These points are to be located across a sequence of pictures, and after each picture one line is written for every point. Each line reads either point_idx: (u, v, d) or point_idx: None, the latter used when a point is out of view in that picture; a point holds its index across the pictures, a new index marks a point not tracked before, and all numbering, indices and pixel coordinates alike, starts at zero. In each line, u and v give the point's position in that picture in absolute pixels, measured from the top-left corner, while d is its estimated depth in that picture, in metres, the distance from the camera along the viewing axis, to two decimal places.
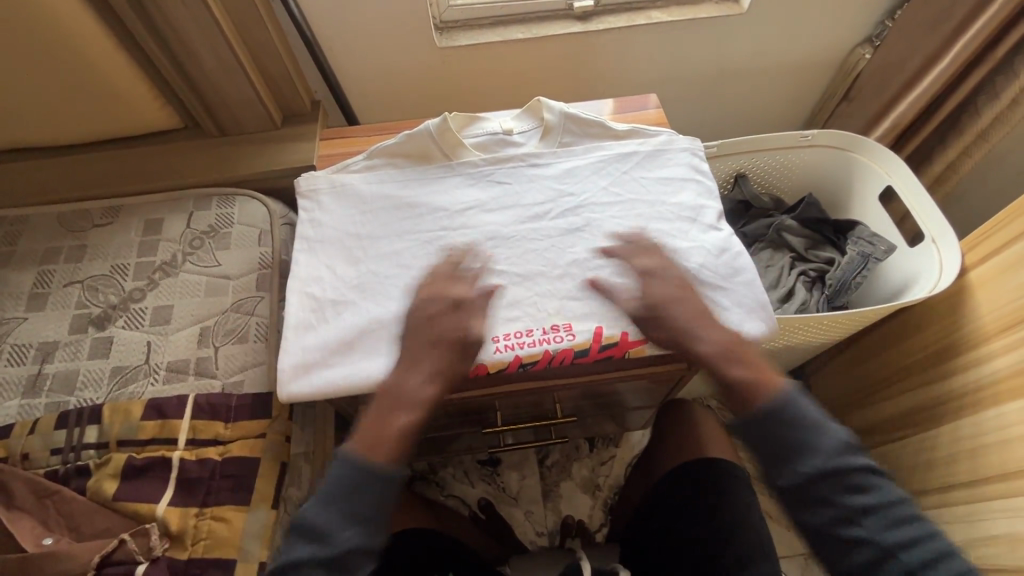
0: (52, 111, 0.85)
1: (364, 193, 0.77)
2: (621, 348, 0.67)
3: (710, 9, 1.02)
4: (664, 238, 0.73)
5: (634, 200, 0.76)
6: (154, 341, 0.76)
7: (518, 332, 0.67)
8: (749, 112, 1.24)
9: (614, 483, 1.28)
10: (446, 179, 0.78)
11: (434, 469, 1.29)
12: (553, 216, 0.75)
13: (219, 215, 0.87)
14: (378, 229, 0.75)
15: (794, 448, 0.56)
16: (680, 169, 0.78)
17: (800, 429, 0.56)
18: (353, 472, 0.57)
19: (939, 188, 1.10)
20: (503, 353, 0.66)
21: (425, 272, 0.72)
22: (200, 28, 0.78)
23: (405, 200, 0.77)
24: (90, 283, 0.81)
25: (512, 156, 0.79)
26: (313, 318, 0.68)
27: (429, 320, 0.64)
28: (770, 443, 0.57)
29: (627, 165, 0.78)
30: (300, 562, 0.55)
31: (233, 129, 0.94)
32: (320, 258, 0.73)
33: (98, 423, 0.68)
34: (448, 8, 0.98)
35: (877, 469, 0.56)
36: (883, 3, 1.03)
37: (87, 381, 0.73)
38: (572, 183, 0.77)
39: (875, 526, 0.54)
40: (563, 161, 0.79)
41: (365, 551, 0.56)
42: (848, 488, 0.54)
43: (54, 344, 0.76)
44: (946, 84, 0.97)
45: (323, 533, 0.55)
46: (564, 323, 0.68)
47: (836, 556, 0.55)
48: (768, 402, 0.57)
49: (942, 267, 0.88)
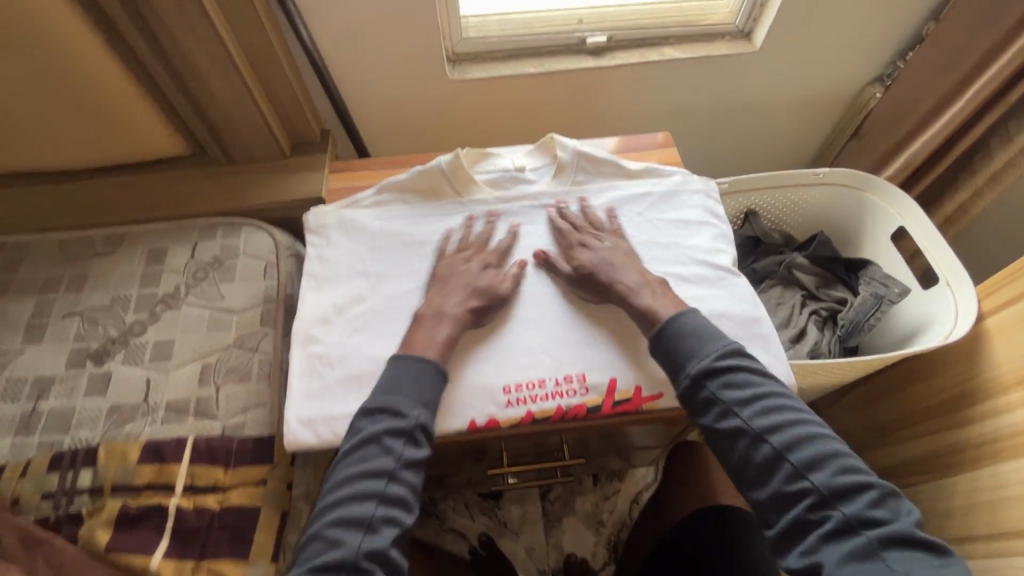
0: (59, 137, 0.84)
1: (373, 229, 0.76)
2: (635, 403, 0.66)
3: (723, 46, 1.02)
4: (678, 284, 0.72)
5: (649, 243, 0.75)
6: (154, 378, 0.74)
7: (531, 383, 0.66)
8: (758, 147, 1.24)
9: (618, 519, 1.25)
10: (457, 217, 0.77)
11: (434, 502, 1.25)
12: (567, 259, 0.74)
13: (225, 246, 0.86)
14: (387, 268, 0.73)
15: (678, 356, 0.64)
16: (694, 212, 0.77)
17: (692, 341, 0.64)
18: (415, 362, 0.64)
19: (950, 228, 1.09)
20: (515, 407, 0.65)
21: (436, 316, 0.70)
22: (212, 58, 0.78)
23: (416, 237, 0.75)
24: (90, 314, 0.79)
25: (524, 195, 0.78)
26: (320, 362, 0.67)
27: (465, 269, 0.72)
28: (664, 358, 0.65)
29: (642, 206, 0.78)
30: (384, 432, 0.60)
31: (241, 158, 0.94)
32: (328, 297, 0.71)
33: (93, 466, 0.66)
34: (461, 41, 0.98)
35: (754, 368, 0.64)
36: (894, 43, 1.03)
37: (82, 420, 0.71)
38: (586, 225, 0.77)
39: (767, 430, 0.60)
40: (576, 200, 0.78)
41: (433, 426, 0.62)
42: (720, 385, 0.62)
43: (50, 379, 0.74)
44: (959, 126, 0.97)
45: (399, 409, 0.61)
46: (579, 373, 0.67)
47: (725, 449, 0.62)
48: (664, 325, 0.65)
49: (957, 314, 0.86)
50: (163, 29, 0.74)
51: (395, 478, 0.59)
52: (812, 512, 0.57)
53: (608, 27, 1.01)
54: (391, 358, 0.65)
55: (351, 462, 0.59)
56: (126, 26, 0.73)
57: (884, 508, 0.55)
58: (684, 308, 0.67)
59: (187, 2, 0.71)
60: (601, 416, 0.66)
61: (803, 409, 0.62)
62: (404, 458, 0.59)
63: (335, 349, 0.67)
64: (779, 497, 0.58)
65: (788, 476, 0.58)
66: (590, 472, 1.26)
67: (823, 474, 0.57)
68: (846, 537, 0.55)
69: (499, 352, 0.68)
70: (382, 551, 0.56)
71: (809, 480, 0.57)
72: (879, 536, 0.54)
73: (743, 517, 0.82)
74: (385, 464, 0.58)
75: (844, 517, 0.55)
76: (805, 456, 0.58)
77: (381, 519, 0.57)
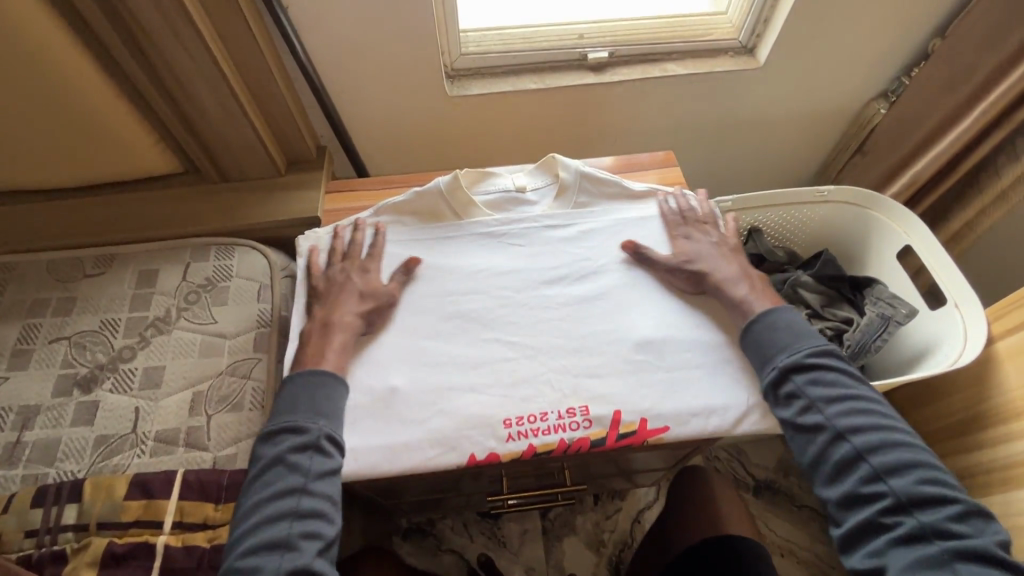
0: (47, 155, 0.82)
1: (368, 254, 0.74)
2: (640, 436, 0.63)
3: (726, 62, 1.00)
4: (681, 307, 0.71)
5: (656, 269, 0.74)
6: (143, 407, 0.71)
7: (532, 415, 0.64)
8: (760, 161, 1.22)
9: (619, 539, 1.23)
10: (457, 240, 0.76)
11: (432, 522, 1.23)
12: (568, 284, 0.73)
13: (218, 267, 0.83)
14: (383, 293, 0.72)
15: (769, 348, 0.65)
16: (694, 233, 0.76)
17: (783, 335, 0.65)
18: (310, 379, 0.63)
19: (956, 246, 1.07)
20: (516, 441, 0.63)
21: (434, 342, 0.68)
22: (204, 77, 0.76)
23: (413, 261, 0.74)
24: (77, 339, 0.77)
25: (526, 216, 0.77)
26: None
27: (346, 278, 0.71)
28: (752, 348, 0.66)
29: (646, 229, 0.77)
30: (285, 452, 0.59)
31: (236, 176, 0.92)
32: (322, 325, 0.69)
33: (79, 501, 0.64)
34: (460, 57, 0.96)
35: (845, 372, 0.64)
36: (900, 59, 1.02)
37: (68, 452, 0.69)
38: (588, 248, 0.75)
39: (851, 430, 0.60)
40: (579, 223, 0.77)
41: (337, 436, 0.61)
42: (807, 381, 0.63)
43: (35, 408, 0.72)
44: (966, 144, 0.95)
45: (296, 426, 0.60)
46: (581, 407, 0.64)
47: (800, 443, 0.62)
48: (755, 317, 0.67)
49: (966, 337, 0.84)
50: (155, 48, 0.72)
51: (311, 491, 0.57)
52: (887, 516, 0.57)
53: (610, 42, 0.99)
54: (287, 379, 0.64)
55: (260, 488, 0.58)
56: (116, 44, 0.71)
57: (966, 524, 0.55)
58: (777, 304, 0.68)
59: (179, 22, 0.69)
60: (605, 450, 0.64)
61: (892, 416, 0.62)
62: (313, 470, 0.58)
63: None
64: (852, 496, 0.58)
65: (865, 478, 0.59)
66: (591, 491, 1.24)
67: (904, 479, 0.57)
68: (919, 544, 0.55)
69: (499, 382, 0.66)
70: (303, 568, 0.55)
71: (888, 484, 0.58)
72: (956, 549, 0.54)
73: (754, 550, 0.79)
74: (293, 482, 0.57)
75: (921, 525, 0.56)
76: (887, 460, 0.59)
77: (301, 535, 0.56)
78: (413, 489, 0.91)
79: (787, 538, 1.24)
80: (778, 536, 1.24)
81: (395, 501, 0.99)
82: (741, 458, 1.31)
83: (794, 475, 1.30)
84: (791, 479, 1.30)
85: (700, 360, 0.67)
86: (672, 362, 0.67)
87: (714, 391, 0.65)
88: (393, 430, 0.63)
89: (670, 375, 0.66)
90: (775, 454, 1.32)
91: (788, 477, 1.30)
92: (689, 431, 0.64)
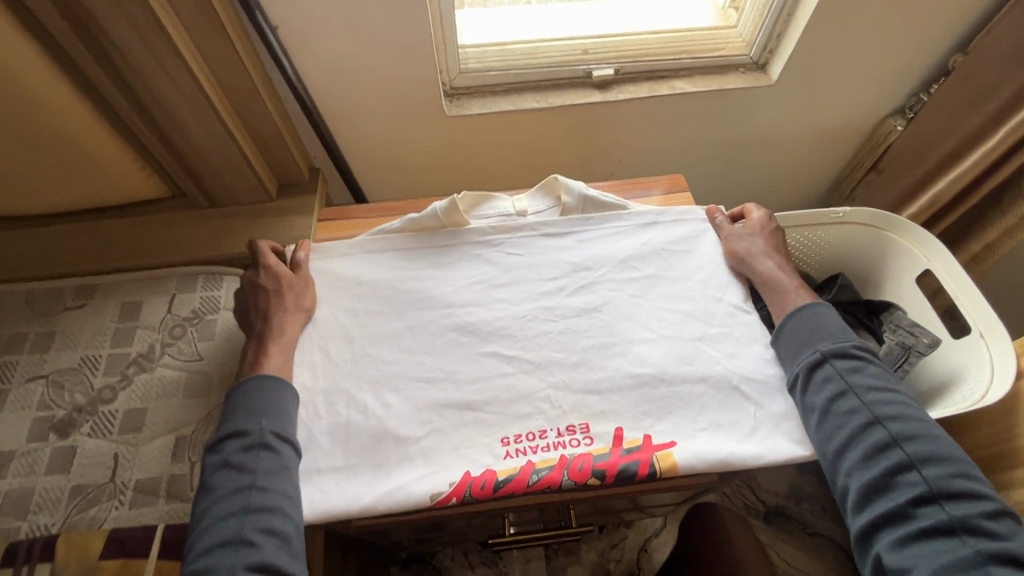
0: (26, 183, 0.78)
1: (361, 272, 0.71)
2: (647, 451, 0.59)
3: (737, 79, 0.96)
4: (690, 330, 0.67)
5: (656, 277, 0.71)
6: (122, 454, 0.67)
7: (531, 433, 0.61)
8: (771, 179, 1.18)
9: (626, 569, 1.19)
10: (453, 259, 0.72)
11: (431, 552, 1.19)
12: (574, 317, 0.68)
13: (205, 299, 0.80)
14: (378, 307, 0.68)
15: (809, 332, 0.63)
16: (704, 250, 0.73)
17: (825, 322, 0.63)
18: (255, 382, 0.60)
19: (976, 268, 1.03)
20: (514, 458, 0.59)
21: (432, 380, 0.64)
22: (188, 101, 0.72)
23: (409, 279, 0.70)
24: (56, 378, 0.73)
25: (523, 225, 0.74)
26: (305, 412, 0.61)
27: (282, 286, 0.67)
28: (791, 330, 0.64)
29: (647, 237, 0.74)
30: (231, 457, 0.56)
31: (224, 201, 0.88)
32: (313, 340, 0.66)
33: (50, 561, 0.59)
34: (459, 74, 0.91)
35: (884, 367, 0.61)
36: (918, 75, 0.98)
37: (42, 504, 0.64)
38: (589, 257, 0.72)
39: (886, 414, 0.57)
40: (582, 235, 0.74)
41: (283, 434, 0.57)
42: (845, 368, 0.60)
43: (8, 455, 0.67)
44: (990, 165, 0.91)
45: (238, 430, 0.57)
46: (582, 423, 0.61)
47: (831, 428, 0.57)
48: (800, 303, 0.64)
49: (993, 370, 0.80)
50: (135, 73, 0.68)
51: (264, 489, 0.54)
52: (919, 510, 0.52)
53: (616, 58, 0.95)
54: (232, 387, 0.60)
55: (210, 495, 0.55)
56: (94, 71, 0.67)
57: (1002, 524, 0.51)
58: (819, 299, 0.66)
59: (161, 46, 0.65)
60: (611, 468, 0.58)
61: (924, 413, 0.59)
62: (263, 469, 0.54)
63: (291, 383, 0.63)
64: (881, 483, 0.54)
65: (897, 466, 0.54)
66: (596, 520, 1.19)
67: (939, 470, 0.53)
68: (952, 542, 0.50)
69: (502, 431, 0.61)
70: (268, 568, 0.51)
71: (920, 475, 0.53)
72: (989, 550, 0.50)
73: None
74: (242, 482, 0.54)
75: (951, 521, 0.51)
76: (921, 450, 0.55)
77: (260, 533, 0.52)
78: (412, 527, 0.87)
79: (799, 567, 1.20)
80: (790, 565, 1.21)
81: (394, 537, 0.95)
82: (751, 484, 1.27)
83: (805, 501, 1.26)
84: (803, 504, 1.27)
85: (708, 375, 0.63)
86: (675, 377, 0.63)
87: (725, 417, 0.61)
88: (388, 473, 0.58)
89: (681, 406, 0.62)
90: (786, 478, 1.28)
91: (799, 502, 1.27)
92: (702, 459, 0.58)
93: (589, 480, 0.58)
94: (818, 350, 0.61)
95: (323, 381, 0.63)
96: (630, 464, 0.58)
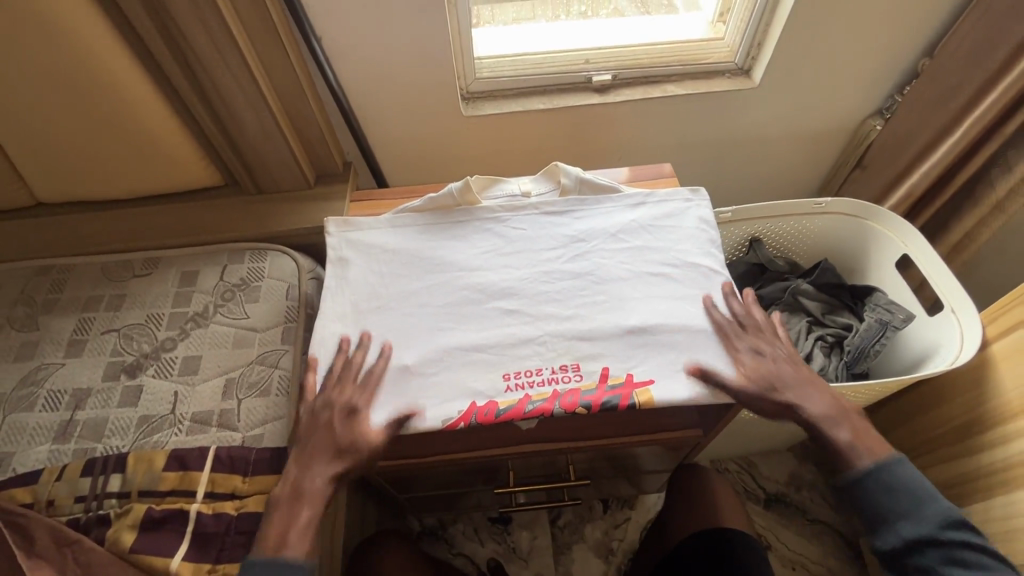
0: (110, 169, 0.93)
1: (386, 241, 0.82)
2: (628, 388, 0.68)
3: (723, 83, 1.07)
4: (673, 291, 0.76)
5: (641, 247, 0.80)
6: (182, 392, 0.79)
7: (528, 370, 0.70)
8: (762, 176, 1.27)
9: (628, 548, 1.24)
10: (464, 229, 0.83)
11: (443, 526, 1.26)
12: (568, 280, 0.78)
13: (251, 269, 0.92)
14: (400, 269, 0.79)
15: (890, 515, 0.64)
16: (686, 225, 0.82)
17: (898, 500, 0.64)
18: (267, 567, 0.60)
19: (958, 256, 1.09)
20: (513, 391, 0.69)
21: (445, 329, 0.74)
22: (248, 99, 0.86)
23: (428, 246, 0.81)
24: (126, 330, 0.85)
25: (527, 205, 0.84)
26: (339, 351, 0.73)
27: (338, 265, 0.80)
28: (867, 511, 0.65)
29: (637, 214, 0.83)
30: None
31: (270, 188, 1.01)
32: (346, 296, 0.77)
33: (122, 472, 0.71)
34: (475, 81, 1.04)
35: (981, 544, 0.62)
36: (891, 79, 1.07)
37: (114, 429, 0.76)
38: (585, 231, 0.82)
39: None
40: (579, 212, 0.84)
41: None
42: (921, 555, 0.63)
43: (87, 391, 0.79)
44: (959, 157, 0.99)
45: None
46: (573, 363, 0.71)
47: None
48: (870, 471, 0.65)
49: (962, 341, 0.86)
50: (208, 77, 0.82)
51: None
52: None
53: (614, 66, 1.07)
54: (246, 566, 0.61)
55: None
56: (176, 75, 0.82)
57: None
58: (891, 457, 0.65)
59: (230, 54, 0.80)
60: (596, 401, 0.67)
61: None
62: None
63: (321, 329, 0.74)
64: None
65: None
66: (599, 498, 1.26)
67: None
68: None
69: (501, 365, 0.71)
70: None
71: None
72: None
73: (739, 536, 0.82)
74: None
75: None
76: None
77: None
78: (424, 481, 0.95)
79: (799, 552, 1.24)
80: (790, 550, 1.25)
81: (408, 497, 1.03)
82: (752, 471, 1.33)
83: (806, 489, 1.30)
84: (803, 493, 1.31)
85: (685, 327, 0.72)
86: (654, 328, 0.72)
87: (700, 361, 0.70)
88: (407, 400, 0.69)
89: (662, 349, 0.71)
90: (787, 467, 1.33)
91: (799, 490, 1.31)
92: (676, 398, 0.67)
93: (578, 410, 0.66)
94: (902, 539, 0.63)
95: (354, 328, 0.74)
96: (613, 398, 0.67)
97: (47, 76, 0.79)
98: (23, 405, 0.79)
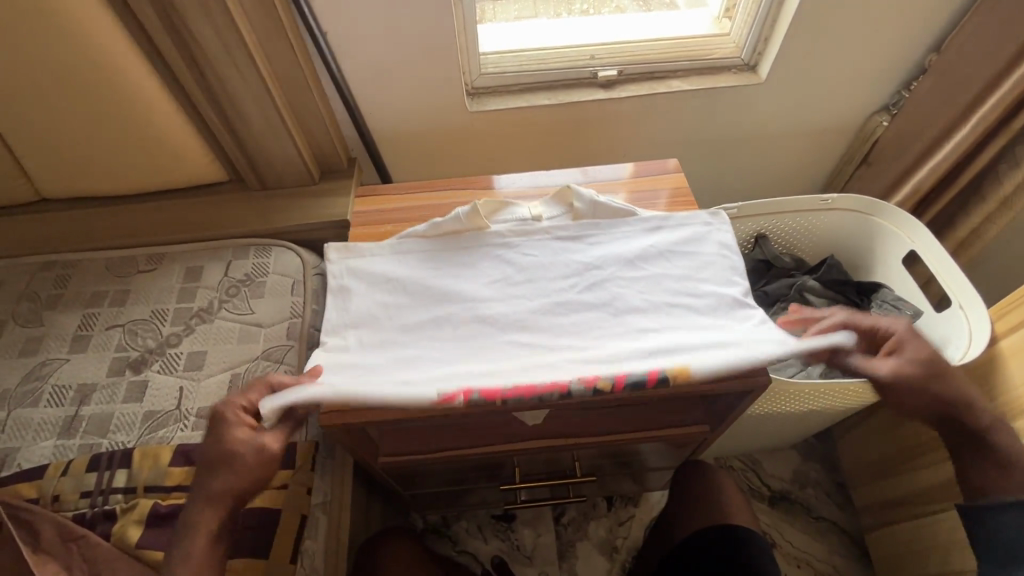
0: (114, 165, 0.93)
1: (392, 269, 0.80)
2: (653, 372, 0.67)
3: (730, 79, 1.06)
4: (691, 322, 0.73)
5: (659, 274, 0.78)
6: (187, 387, 0.79)
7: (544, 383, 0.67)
8: (768, 173, 1.27)
9: (632, 546, 1.23)
10: (475, 256, 0.81)
11: (447, 523, 1.26)
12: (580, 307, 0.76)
13: (256, 264, 0.91)
14: (408, 298, 0.78)
15: None
16: (705, 251, 0.80)
17: None
18: None
19: (964, 253, 1.09)
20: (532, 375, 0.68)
21: (449, 361, 0.71)
22: (254, 96, 0.86)
23: (436, 273, 0.80)
24: (130, 326, 0.85)
25: (538, 230, 0.83)
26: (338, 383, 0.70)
27: (339, 297, 0.78)
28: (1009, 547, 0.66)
29: (655, 241, 0.82)
30: None
31: (274, 184, 1.01)
32: (350, 324, 0.75)
33: (128, 467, 0.71)
34: (480, 76, 1.04)
35: None
36: (898, 74, 1.06)
37: (119, 425, 0.76)
38: (599, 257, 0.80)
39: None
40: (593, 237, 0.83)
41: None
42: None
43: (91, 387, 0.79)
44: (966, 153, 0.99)
45: None
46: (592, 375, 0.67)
47: None
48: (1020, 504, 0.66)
49: (971, 335, 0.87)
50: (214, 72, 0.82)
51: None
52: None
53: (619, 61, 1.06)
54: None
55: None
56: (182, 70, 0.82)
57: None
58: None
59: (237, 50, 0.80)
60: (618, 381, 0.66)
61: None
62: None
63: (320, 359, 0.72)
64: None
65: None
66: (603, 495, 1.25)
67: None
68: None
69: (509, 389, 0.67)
70: None
71: None
72: None
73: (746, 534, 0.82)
74: None
75: None
76: None
77: None
78: (429, 478, 0.95)
79: (803, 549, 1.24)
80: (794, 547, 1.24)
81: (412, 493, 1.03)
82: (756, 468, 1.32)
83: (810, 486, 1.30)
84: (807, 490, 1.31)
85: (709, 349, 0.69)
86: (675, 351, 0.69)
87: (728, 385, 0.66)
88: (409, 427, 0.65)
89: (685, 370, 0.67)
90: (791, 464, 1.33)
91: (803, 488, 1.30)
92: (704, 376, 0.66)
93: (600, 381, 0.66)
94: None
95: (354, 360, 0.71)
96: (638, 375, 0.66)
97: (53, 70, 0.79)
98: (28, 400, 0.78)
